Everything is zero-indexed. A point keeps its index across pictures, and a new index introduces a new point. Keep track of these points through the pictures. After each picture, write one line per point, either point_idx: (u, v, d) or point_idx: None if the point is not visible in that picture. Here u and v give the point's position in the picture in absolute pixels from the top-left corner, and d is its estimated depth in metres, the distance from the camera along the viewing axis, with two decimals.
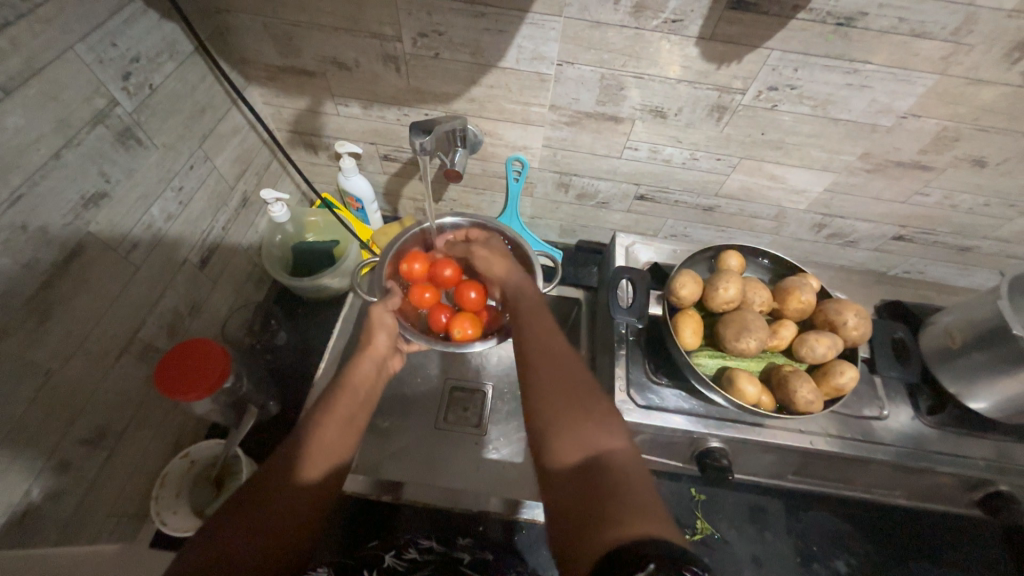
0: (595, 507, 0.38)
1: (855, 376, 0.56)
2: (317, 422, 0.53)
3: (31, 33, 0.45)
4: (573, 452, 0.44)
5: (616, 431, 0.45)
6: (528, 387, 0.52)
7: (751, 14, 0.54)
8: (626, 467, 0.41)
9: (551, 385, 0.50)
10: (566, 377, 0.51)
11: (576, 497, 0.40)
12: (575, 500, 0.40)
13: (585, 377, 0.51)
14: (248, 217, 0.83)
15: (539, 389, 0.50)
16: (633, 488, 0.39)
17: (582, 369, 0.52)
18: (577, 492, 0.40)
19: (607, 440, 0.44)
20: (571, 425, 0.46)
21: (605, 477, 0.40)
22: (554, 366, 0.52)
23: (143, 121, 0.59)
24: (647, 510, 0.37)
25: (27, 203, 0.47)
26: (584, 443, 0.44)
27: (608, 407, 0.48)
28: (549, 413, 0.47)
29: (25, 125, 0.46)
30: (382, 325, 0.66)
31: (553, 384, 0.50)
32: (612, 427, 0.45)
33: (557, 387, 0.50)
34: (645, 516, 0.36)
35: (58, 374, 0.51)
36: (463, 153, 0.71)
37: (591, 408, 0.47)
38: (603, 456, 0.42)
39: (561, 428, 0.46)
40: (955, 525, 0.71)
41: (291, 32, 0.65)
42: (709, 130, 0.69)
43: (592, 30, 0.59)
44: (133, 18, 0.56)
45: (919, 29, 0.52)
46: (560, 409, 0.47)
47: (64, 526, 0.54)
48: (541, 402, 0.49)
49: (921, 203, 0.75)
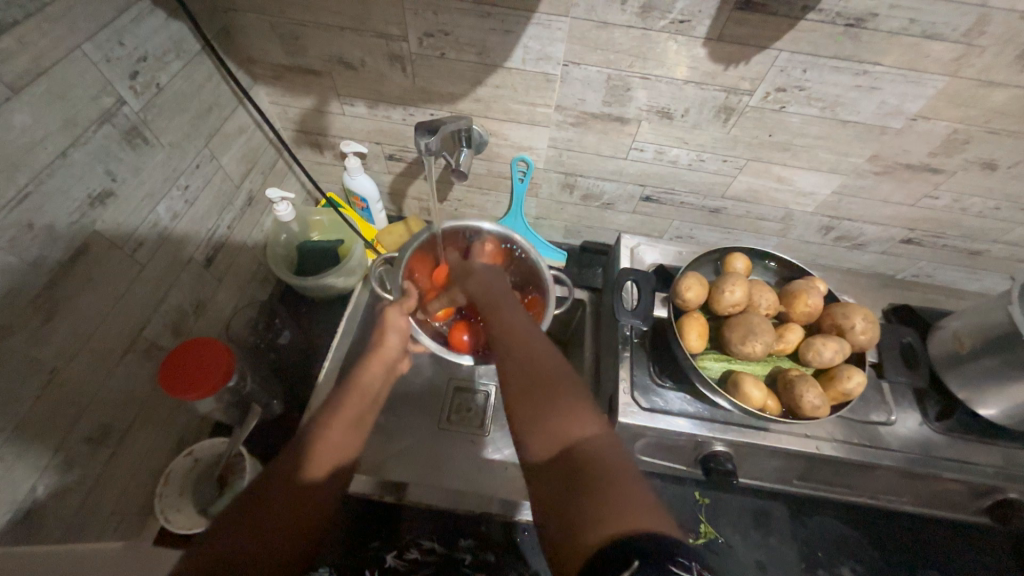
0: (576, 500, 0.38)
1: (862, 381, 0.56)
2: (325, 422, 0.53)
3: (39, 33, 0.45)
4: (552, 445, 0.44)
5: (593, 421, 0.45)
6: (504, 380, 0.51)
7: (759, 15, 0.53)
8: (607, 458, 0.41)
9: (525, 378, 0.50)
10: (541, 369, 0.50)
11: (559, 490, 0.40)
12: (559, 492, 0.40)
13: (562, 368, 0.51)
14: (253, 216, 0.83)
15: (515, 382, 0.50)
16: (613, 478, 0.39)
17: (559, 360, 0.52)
18: (559, 485, 0.41)
19: (583, 431, 0.44)
20: (547, 417, 0.45)
21: (585, 469, 0.40)
22: (529, 358, 0.52)
23: (150, 120, 0.59)
24: (631, 499, 0.37)
25: (34, 201, 0.47)
26: (562, 436, 0.44)
27: (585, 398, 0.48)
28: (527, 406, 0.47)
29: (33, 123, 0.46)
30: (394, 328, 0.65)
31: (527, 376, 0.50)
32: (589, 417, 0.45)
33: (532, 379, 0.49)
34: (633, 508, 0.36)
35: (62, 372, 0.51)
36: (468, 153, 0.71)
37: (569, 400, 0.47)
38: (582, 448, 0.42)
39: (540, 421, 0.45)
40: (963, 532, 0.70)
41: (297, 32, 0.65)
42: (716, 132, 0.69)
43: (599, 30, 0.58)
44: (141, 17, 0.56)
45: (930, 31, 0.52)
46: (536, 401, 0.47)
47: (68, 523, 0.55)
48: (518, 394, 0.49)
49: (930, 206, 0.74)
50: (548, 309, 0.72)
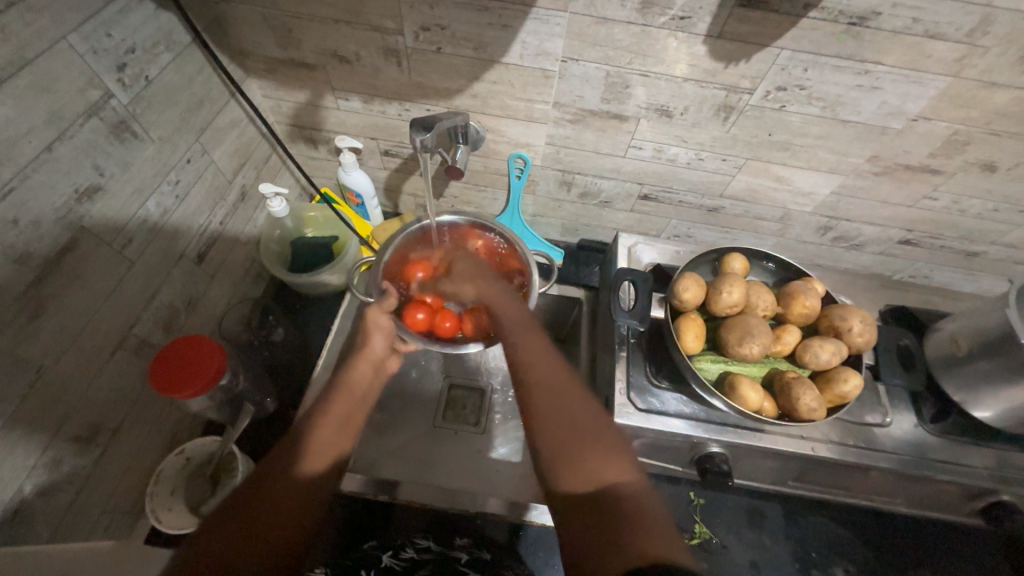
0: (609, 533, 0.38)
1: (859, 384, 0.56)
2: (314, 421, 0.52)
3: (22, 23, 0.44)
4: (583, 481, 0.43)
5: (625, 459, 0.44)
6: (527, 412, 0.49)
7: (761, 12, 0.52)
8: (640, 496, 0.41)
9: (556, 415, 0.47)
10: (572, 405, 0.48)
11: (589, 527, 0.39)
12: (590, 529, 0.39)
13: (592, 403, 0.49)
14: (247, 211, 0.82)
15: (542, 415, 0.48)
16: (647, 516, 0.39)
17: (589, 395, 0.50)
18: (590, 522, 0.39)
19: (616, 470, 0.43)
20: (580, 453, 0.44)
21: (620, 506, 0.40)
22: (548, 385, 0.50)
23: (139, 113, 0.58)
24: (661, 533, 0.37)
25: (18, 196, 0.46)
26: (594, 473, 0.43)
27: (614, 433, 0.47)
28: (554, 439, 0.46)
29: (16, 116, 0.45)
30: (378, 328, 0.64)
31: (556, 409, 0.48)
32: (620, 454, 0.44)
33: (552, 412, 0.48)
34: (663, 541, 0.36)
35: (50, 371, 0.50)
36: (464, 150, 0.70)
37: (601, 436, 0.46)
38: (616, 486, 0.42)
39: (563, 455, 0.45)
40: (955, 533, 0.71)
41: (291, 24, 0.64)
42: (716, 130, 0.68)
43: (598, 26, 0.57)
44: (129, 7, 0.55)
45: (933, 30, 0.51)
46: (564, 434, 0.46)
47: (58, 522, 0.54)
48: (546, 430, 0.47)
49: (928, 207, 0.74)
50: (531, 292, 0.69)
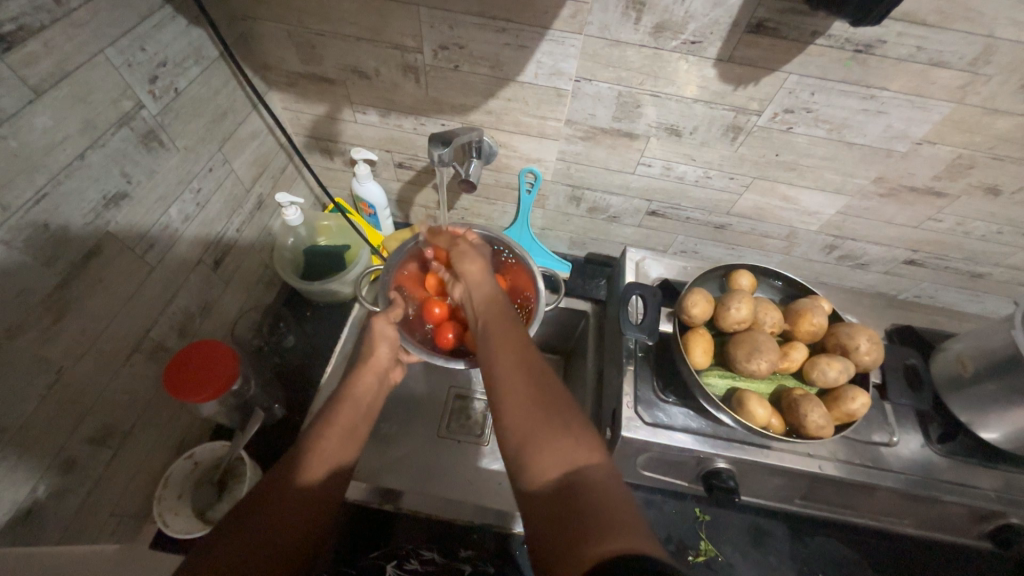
0: (573, 525, 0.36)
1: (867, 402, 0.56)
2: (318, 432, 0.51)
3: (64, 37, 0.46)
4: (549, 469, 0.41)
5: (597, 447, 0.42)
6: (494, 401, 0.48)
7: (769, 38, 0.54)
8: (609, 483, 0.39)
9: (522, 403, 0.45)
10: (547, 395, 0.46)
11: (555, 521, 0.38)
12: (555, 525, 0.37)
13: (561, 391, 0.47)
14: (262, 219, 0.84)
15: (508, 405, 0.46)
16: (614, 504, 0.37)
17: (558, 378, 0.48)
18: (555, 516, 0.38)
19: (586, 457, 0.41)
20: (550, 444, 0.42)
21: (591, 497, 0.38)
22: (521, 373, 0.48)
23: (167, 124, 0.60)
24: (632, 519, 0.36)
25: (51, 201, 0.47)
26: (559, 459, 0.41)
27: (587, 422, 0.45)
28: (528, 428, 0.44)
29: (53, 126, 0.46)
30: (384, 337, 0.64)
31: (525, 401, 0.45)
32: (590, 439, 0.43)
33: (519, 400, 0.46)
34: (633, 530, 0.35)
35: (69, 372, 0.51)
36: (477, 164, 0.72)
37: (572, 422, 0.44)
38: (584, 474, 0.40)
39: (534, 444, 0.42)
40: (963, 558, 0.70)
41: (314, 41, 0.66)
42: (724, 150, 0.69)
43: (611, 48, 0.59)
44: (163, 22, 0.57)
45: (937, 59, 0.53)
46: (534, 423, 0.44)
47: (68, 524, 0.54)
48: (515, 421, 0.45)
49: (933, 228, 0.75)
50: (535, 313, 0.69)
